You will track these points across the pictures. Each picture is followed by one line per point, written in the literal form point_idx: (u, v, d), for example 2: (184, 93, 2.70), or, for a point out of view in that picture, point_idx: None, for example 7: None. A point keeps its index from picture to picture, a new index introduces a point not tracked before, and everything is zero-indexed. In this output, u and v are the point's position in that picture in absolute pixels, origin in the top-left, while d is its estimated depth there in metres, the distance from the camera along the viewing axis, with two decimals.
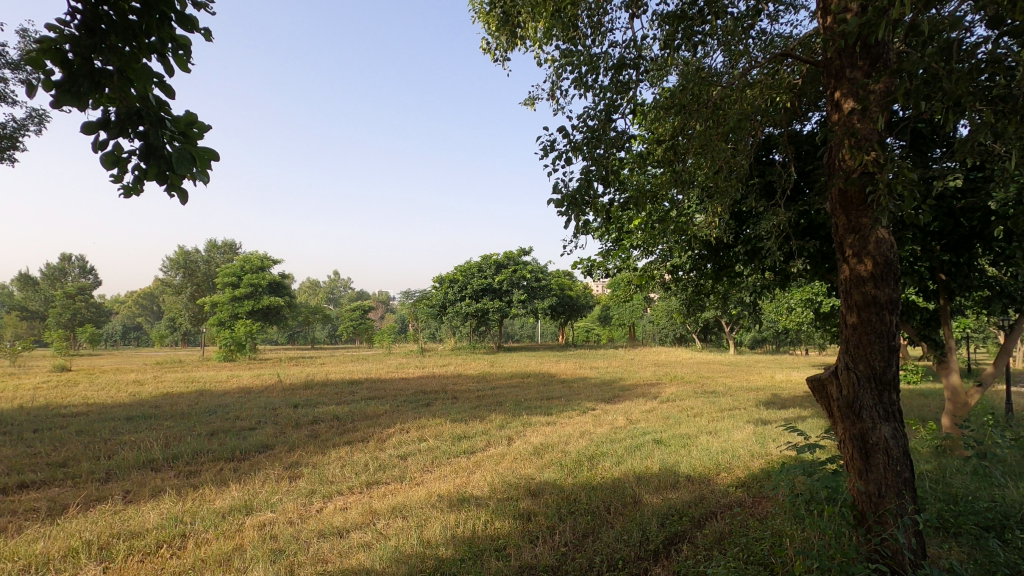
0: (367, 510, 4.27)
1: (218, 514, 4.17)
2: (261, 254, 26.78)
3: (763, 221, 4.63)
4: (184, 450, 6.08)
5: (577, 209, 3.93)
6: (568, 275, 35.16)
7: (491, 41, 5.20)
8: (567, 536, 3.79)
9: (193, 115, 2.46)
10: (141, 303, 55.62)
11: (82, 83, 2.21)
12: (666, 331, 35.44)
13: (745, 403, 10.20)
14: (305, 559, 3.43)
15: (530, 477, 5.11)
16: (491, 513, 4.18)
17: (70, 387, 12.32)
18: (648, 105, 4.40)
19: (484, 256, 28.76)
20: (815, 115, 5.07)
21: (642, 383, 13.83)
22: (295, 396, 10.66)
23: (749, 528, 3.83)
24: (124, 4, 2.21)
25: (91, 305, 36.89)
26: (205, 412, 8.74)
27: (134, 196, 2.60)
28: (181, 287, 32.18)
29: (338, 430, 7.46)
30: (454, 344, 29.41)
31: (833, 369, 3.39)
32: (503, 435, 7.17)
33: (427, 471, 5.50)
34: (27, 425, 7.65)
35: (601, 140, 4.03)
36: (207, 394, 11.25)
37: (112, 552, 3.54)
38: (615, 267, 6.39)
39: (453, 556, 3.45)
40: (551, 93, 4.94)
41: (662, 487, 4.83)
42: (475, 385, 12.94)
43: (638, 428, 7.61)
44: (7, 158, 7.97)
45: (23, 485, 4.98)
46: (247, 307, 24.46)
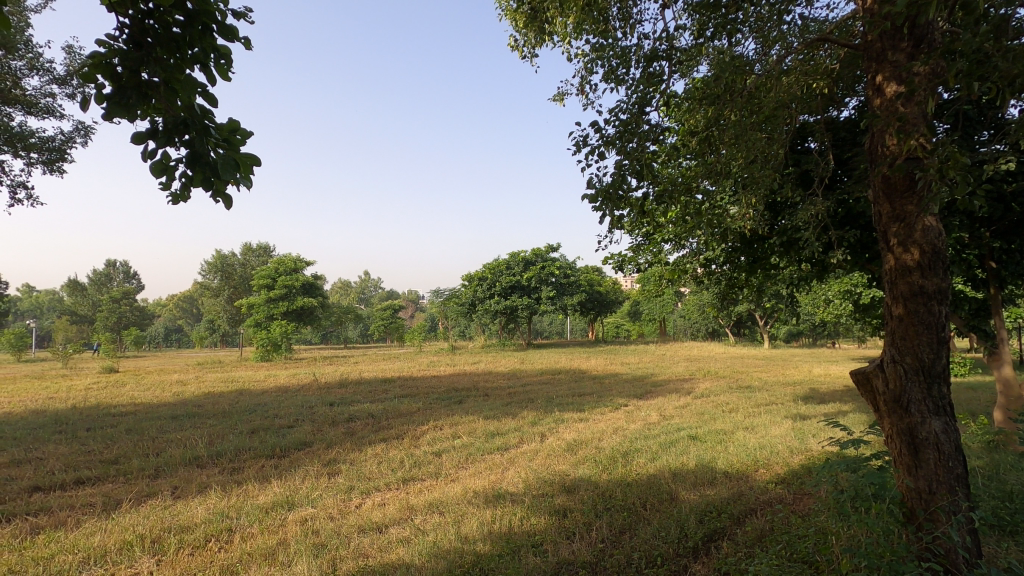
0: (404, 506, 4.33)
1: (262, 510, 4.30)
2: (294, 256, 27.34)
3: (800, 212, 4.51)
4: (227, 448, 6.28)
5: (611, 203, 3.91)
6: (596, 270, 34.95)
7: (520, 38, 5.20)
8: (604, 533, 3.79)
9: (235, 122, 2.49)
10: (182, 306, 57.42)
11: (130, 95, 2.32)
12: (698, 326, 34.84)
13: (782, 398, 9.95)
14: (346, 553, 3.51)
15: (565, 474, 5.11)
16: (527, 509, 4.19)
17: (119, 387, 12.84)
18: (681, 96, 4.34)
19: (512, 253, 28.73)
20: (853, 100, 4.93)
21: (675, 379, 13.62)
22: (330, 395, 10.86)
23: (791, 526, 3.74)
24: (167, 16, 2.27)
25: (135, 309, 38.31)
26: (245, 411, 9.01)
27: (181, 203, 2.68)
28: (219, 290, 33.24)
29: (374, 428, 7.60)
30: (484, 342, 29.49)
31: (878, 361, 3.29)
32: (535, 432, 7.20)
33: (462, 467, 5.56)
34: (80, 424, 8.00)
35: (633, 134, 4.00)
36: (246, 393, 11.58)
37: (164, 545, 3.69)
38: (646, 262, 6.34)
39: (490, 551, 3.48)
40: (581, 88, 4.94)
41: (698, 483, 4.77)
42: (506, 382, 12.97)
43: (672, 424, 7.52)
44: (57, 169, 8.34)
45: (79, 481, 5.23)
46: (282, 308, 25.05)
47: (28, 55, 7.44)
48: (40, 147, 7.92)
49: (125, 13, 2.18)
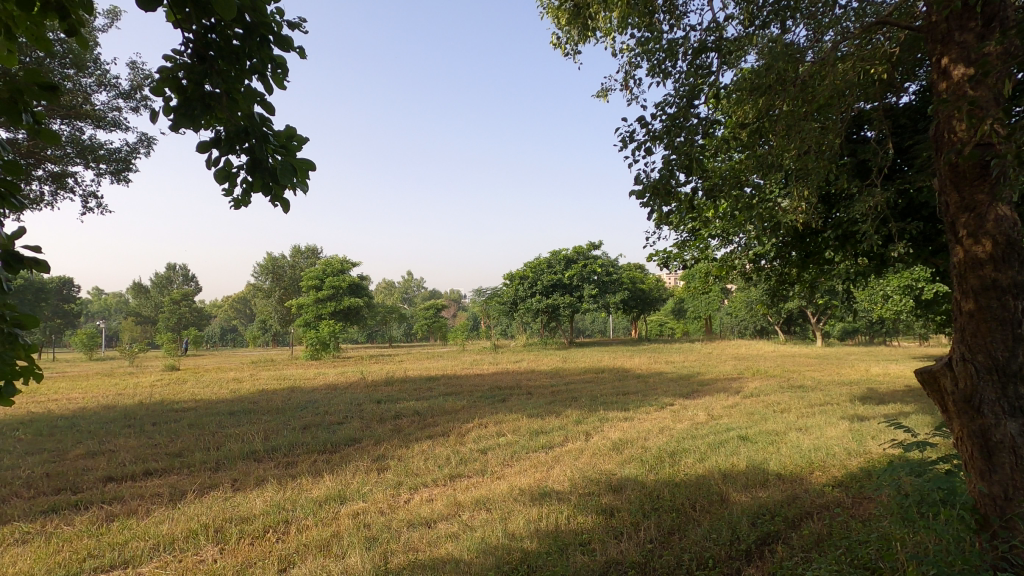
0: (452, 502, 4.40)
1: (316, 503, 4.44)
2: (341, 258, 28.09)
3: (857, 203, 4.32)
4: (282, 443, 6.53)
5: (660, 198, 3.87)
6: (639, 267, 34.42)
7: (562, 36, 5.18)
8: (653, 533, 3.74)
9: (291, 128, 2.55)
10: (236, 307, 59.87)
11: (196, 106, 2.44)
12: (746, 324, 33.85)
13: (837, 398, 9.56)
14: (397, 547, 3.59)
15: (611, 473, 5.08)
16: (573, 508, 4.19)
17: (181, 384, 13.55)
18: (730, 87, 4.22)
19: (554, 252, 28.62)
20: (914, 85, 4.69)
21: (723, 379, 13.26)
22: (377, 392, 11.12)
23: (851, 531, 3.59)
24: (228, 29, 2.32)
25: (194, 309, 40.23)
26: (298, 407, 9.33)
27: (242, 207, 2.79)
28: (271, 291, 34.60)
29: (420, 425, 7.72)
30: (526, 341, 29.56)
31: (946, 360, 3.13)
32: (580, 430, 7.15)
33: (508, 465, 5.59)
34: (147, 419, 8.48)
35: (681, 129, 3.94)
36: (298, 390, 11.97)
37: (226, 535, 3.87)
38: (692, 258, 6.22)
39: (538, 549, 3.50)
40: (626, 83, 4.90)
41: (750, 485, 4.64)
42: (549, 381, 12.96)
43: (721, 424, 7.35)
44: (123, 178, 8.84)
45: (147, 472, 5.54)
46: (330, 308, 25.82)
47: (97, 72, 7.91)
48: (108, 158, 8.41)
49: (189, 30, 2.25)
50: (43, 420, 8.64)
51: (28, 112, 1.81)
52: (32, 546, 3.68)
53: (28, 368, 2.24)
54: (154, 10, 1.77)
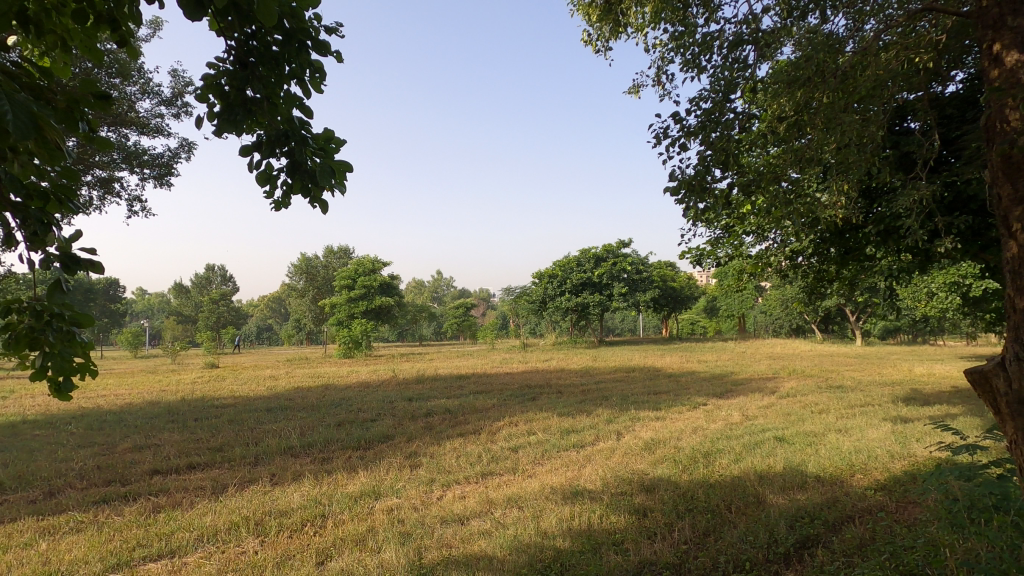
0: (484, 500, 4.43)
1: (351, 498, 4.53)
2: (372, 258, 28.52)
3: (900, 197, 4.18)
4: (317, 439, 6.67)
5: (695, 194, 3.83)
6: (669, 265, 33.91)
7: (593, 33, 5.15)
8: (687, 534, 3.70)
9: (329, 131, 2.59)
10: (272, 306, 61.35)
11: (238, 112, 2.51)
12: (781, 322, 33.03)
13: (879, 399, 9.23)
14: (431, 543, 3.64)
15: (644, 472, 5.03)
16: (606, 507, 4.17)
17: (221, 381, 13.98)
18: (766, 80, 4.13)
19: (583, 250, 28.45)
20: (961, 73, 4.50)
21: (757, 378, 12.97)
22: (409, 390, 11.26)
23: (896, 536, 3.47)
24: (267, 36, 2.37)
25: (231, 309, 41.48)
26: (332, 405, 9.53)
27: (283, 209, 2.87)
28: (305, 291, 35.41)
29: (451, 423, 7.79)
30: (555, 340, 29.50)
31: (998, 360, 2.99)
32: (611, 430, 7.10)
33: (539, 464, 5.59)
34: (189, 415, 8.79)
35: (717, 124, 3.88)
36: (331, 388, 12.22)
37: (266, 527, 3.99)
38: (726, 255, 6.12)
39: (570, 548, 3.49)
40: (659, 79, 4.85)
41: (787, 487, 4.54)
42: (579, 380, 12.90)
43: (756, 424, 7.20)
44: (165, 182, 9.16)
45: (191, 465, 5.74)
46: (362, 308, 26.25)
47: (140, 81, 8.22)
48: (151, 163, 8.73)
49: (231, 38, 2.31)
50: (93, 415, 9.04)
51: (83, 121, 1.90)
52: (85, 535, 3.86)
53: (84, 364, 2.35)
54: (199, 20, 1.84)
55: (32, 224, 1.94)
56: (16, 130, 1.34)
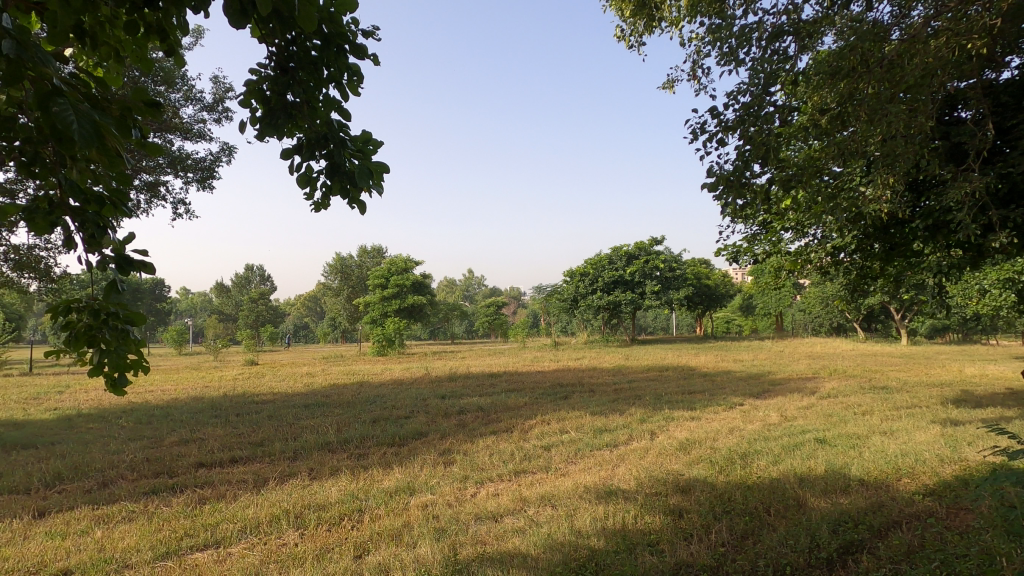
0: (517, 497, 4.44)
1: (387, 493, 4.61)
2: (405, 257, 28.89)
3: (950, 190, 4.00)
4: (353, 435, 6.81)
5: (734, 190, 3.77)
6: (704, 262, 33.29)
7: (626, 28, 5.10)
8: (724, 536, 3.63)
9: (367, 133, 2.64)
10: (308, 305, 62.82)
11: (279, 116, 2.59)
12: (821, 321, 32.05)
13: (927, 401, 8.87)
14: (465, 539, 3.67)
15: (679, 473, 4.96)
16: (640, 507, 4.13)
17: (260, 378, 14.39)
18: (808, 72, 4.03)
19: (615, 247, 28.18)
20: (1017, 59, 4.28)
21: (796, 378, 12.62)
22: (441, 388, 11.38)
23: (947, 543, 3.33)
24: (307, 41, 2.42)
25: (270, 308, 42.70)
26: (366, 402, 9.70)
27: (322, 210, 2.93)
28: (340, 290, 36.16)
29: (483, 421, 7.84)
30: (587, 338, 29.32)
31: None
32: (644, 429, 7.02)
33: (571, 463, 5.57)
34: (231, 410, 9.09)
35: (756, 118, 3.81)
36: (366, 385, 12.45)
37: (305, 520, 4.09)
38: (764, 252, 5.98)
39: (605, 547, 3.47)
40: (694, 73, 4.78)
41: (829, 490, 4.42)
42: (611, 379, 12.80)
43: (796, 425, 7.01)
44: (208, 185, 9.48)
45: (234, 459, 5.94)
46: (395, 306, 26.62)
47: (184, 88, 8.52)
48: (195, 167, 9.05)
49: (272, 44, 2.37)
50: (142, 410, 9.44)
51: (135, 128, 1.98)
52: (136, 524, 4.04)
53: (137, 361, 2.46)
54: (243, 28, 1.89)
55: (90, 227, 2.04)
56: (81, 137, 1.41)
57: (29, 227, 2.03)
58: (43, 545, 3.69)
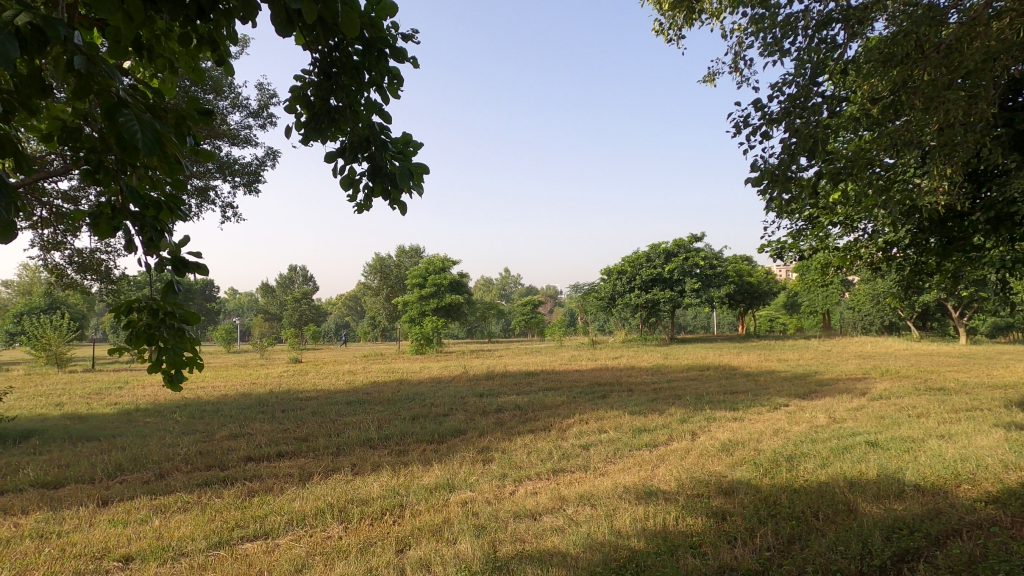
0: (556, 496, 4.44)
1: (427, 490, 4.68)
2: (442, 257, 29.22)
3: (1015, 180, 3.78)
4: (394, 432, 6.94)
5: (779, 184, 3.66)
6: (745, 259, 32.43)
7: (665, 22, 5.03)
8: (770, 540, 3.53)
9: (408, 135, 2.68)
10: (349, 304, 64.25)
11: (323, 120, 2.67)
12: (872, 319, 30.73)
13: (989, 403, 8.38)
14: (505, 536, 3.69)
15: (722, 475, 4.85)
16: (681, 509, 4.05)
17: (304, 375, 14.84)
18: (858, 60, 3.88)
19: (653, 245, 27.75)
20: None
21: (845, 379, 12.15)
22: (479, 386, 11.47)
23: (1013, 554, 3.14)
24: (349, 47, 2.47)
25: (312, 307, 43.91)
26: (406, 399, 9.87)
27: (365, 211, 2.99)
28: (379, 289, 36.91)
29: (521, 419, 7.86)
30: (625, 337, 28.98)
31: None
32: (685, 430, 6.89)
33: (610, 462, 5.53)
34: (277, 406, 9.38)
35: (802, 110, 3.71)
36: (405, 383, 12.64)
37: (349, 514, 4.20)
38: (810, 248, 5.81)
39: (646, 548, 3.43)
40: (736, 65, 4.67)
41: (882, 495, 4.24)
42: (650, 378, 12.61)
43: (845, 428, 6.75)
44: (254, 189, 9.82)
45: (280, 453, 6.14)
46: (433, 305, 26.93)
47: (232, 96, 8.84)
48: (242, 171, 9.39)
49: (316, 51, 2.44)
50: (194, 405, 9.87)
51: (190, 136, 2.08)
52: (191, 514, 4.23)
53: (191, 359, 2.57)
54: (288, 36, 1.95)
55: (149, 231, 2.15)
56: (144, 145, 1.49)
57: (94, 231, 2.19)
58: (107, 532, 3.91)
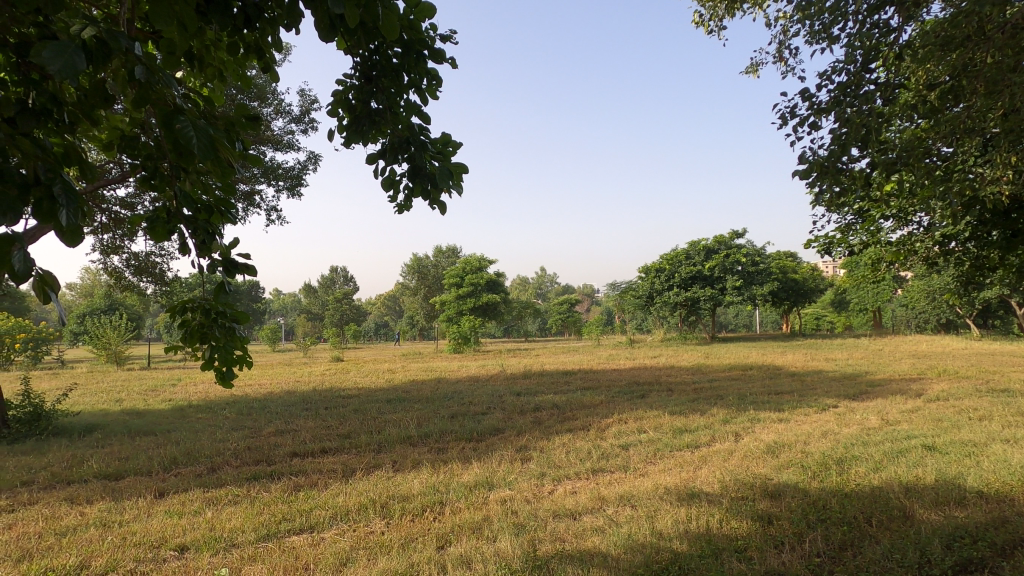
0: (596, 496, 4.40)
1: (467, 487, 4.72)
2: (479, 256, 29.39)
3: None
4: (433, 429, 7.02)
5: (829, 176, 3.53)
6: (790, 255, 31.44)
7: (705, 14, 4.93)
8: (819, 546, 3.42)
9: (446, 135, 2.71)
10: (387, 304, 65.41)
11: (364, 123, 2.72)
12: (927, 316, 29.32)
13: None
14: (544, 535, 3.68)
15: (767, 477, 4.71)
16: (726, 512, 3.95)
17: (346, 374, 15.20)
18: (913, 43, 3.70)
19: (693, 242, 27.22)
20: None
21: (898, 379, 11.63)
22: (517, 385, 11.50)
23: None
24: (388, 50, 2.51)
25: (352, 306, 44.96)
26: (445, 397, 9.98)
27: (405, 211, 3.03)
28: (417, 289, 37.52)
29: (559, 418, 7.83)
30: (663, 336, 28.52)
31: None
32: (728, 431, 6.73)
33: (651, 463, 5.45)
34: (320, 404, 9.63)
35: (854, 98, 3.57)
36: (443, 381, 12.79)
37: (390, 510, 4.28)
38: (859, 243, 5.58)
39: (689, 551, 3.37)
40: (780, 55, 4.53)
41: (941, 502, 4.03)
42: (691, 378, 12.37)
43: (899, 430, 6.46)
44: (296, 192, 10.11)
45: (324, 449, 6.31)
46: (470, 304, 27.14)
47: (276, 102, 9.13)
48: (285, 175, 9.68)
49: (357, 55, 2.50)
50: (243, 401, 10.24)
51: (239, 141, 2.15)
52: (241, 507, 4.38)
53: (242, 356, 2.66)
54: (331, 41, 1.99)
55: (201, 233, 2.23)
56: (199, 149, 1.55)
57: (151, 234, 2.27)
58: (164, 523, 4.09)
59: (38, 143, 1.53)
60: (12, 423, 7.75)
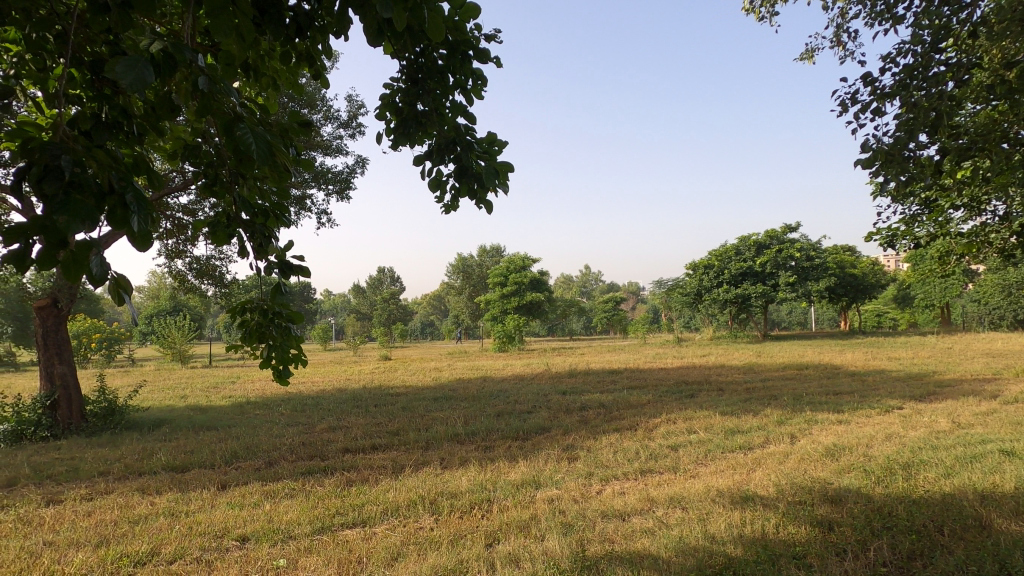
0: (645, 497, 4.33)
1: (514, 485, 4.74)
2: (523, 255, 29.42)
3: None
4: (479, 428, 7.07)
5: (894, 165, 3.33)
6: (847, 249, 30.03)
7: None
8: (885, 555, 3.25)
9: (492, 134, 2.73)
10: (433, 304, 66.41)
11: (411, 125, 2.76)
12: (1002, 312, 27.40)
13: None
14: (593, 536, 3.65)
15: (826, 481, 4.51)
16: (782, 516, 3.81)
17: (394, 372, 15.52)
18: (986, 20, 3.45)
19: (743, 237, 26.38)
20: None
21: (970, 379, 10.92)
22: (562, 384, 11.46)
23: None
24: (434, 52, 2.54)
25: (399, 305, 45.93)
26: (491, 396, 10.04)
27: (452, 211, 3.07)
28: (463, 288, 37.94)
29: (606, 417, 7.74)
30: (713, 334, 27.77)
31: None
32: (783, 432, 6.48)
33: (702, 464, 5.32)
34: (370, 401, 9.87)
35: (921, 81, 3.36)
36: (489, 380, 12.87)
37: (439, 507, 4.34)
38: (926, 235, 5.25)
39: (744, 556, 3.26)
40: (838, 39, 4.31)
41: (1022, 511, 3.75)
42: (742, 377, 12.00)
43: (973, 434, 6.05)
44: (345, 195, 10.39)
45: (374, 446, 6.46)
46: (514, 304, 27.23)
47: (325, 108, 9.40)
48: (334, 179, 9.97)
49: (403, 58, 2.54)
50: (297, 399, 10.62)
51: (292, 147, 2.22)
52: (297, 500, 4.55)
53: (297, 355, 2.76)
54: (379, 46, 2.03)
55: (259, 237, 2.33)
56: (258, 155, 1.62)
57: (212, 239, 2.39)
58: (226, 513, 4.29)
59: (111, 155, 1.63)
60: (90, 417, 8.30)
